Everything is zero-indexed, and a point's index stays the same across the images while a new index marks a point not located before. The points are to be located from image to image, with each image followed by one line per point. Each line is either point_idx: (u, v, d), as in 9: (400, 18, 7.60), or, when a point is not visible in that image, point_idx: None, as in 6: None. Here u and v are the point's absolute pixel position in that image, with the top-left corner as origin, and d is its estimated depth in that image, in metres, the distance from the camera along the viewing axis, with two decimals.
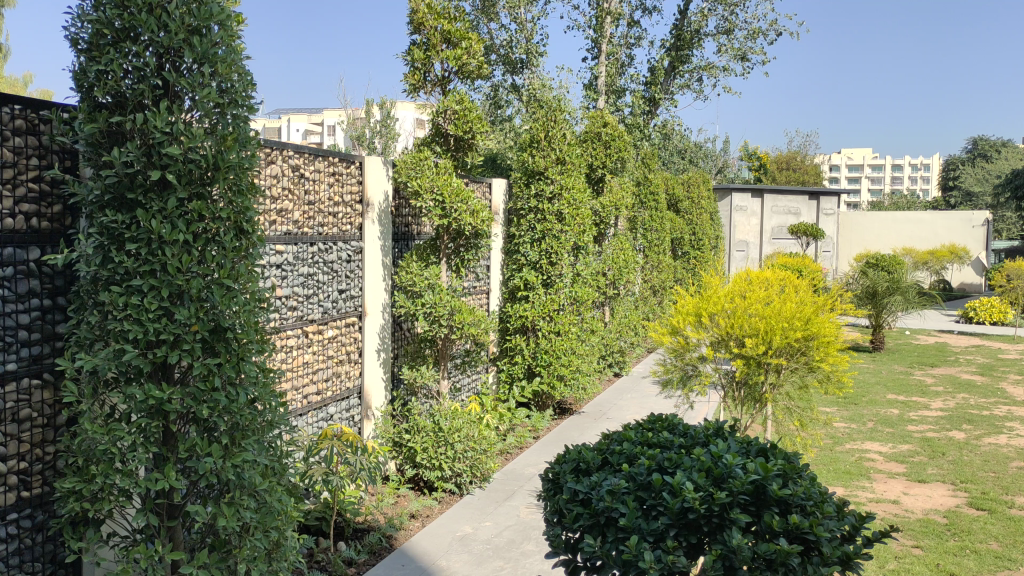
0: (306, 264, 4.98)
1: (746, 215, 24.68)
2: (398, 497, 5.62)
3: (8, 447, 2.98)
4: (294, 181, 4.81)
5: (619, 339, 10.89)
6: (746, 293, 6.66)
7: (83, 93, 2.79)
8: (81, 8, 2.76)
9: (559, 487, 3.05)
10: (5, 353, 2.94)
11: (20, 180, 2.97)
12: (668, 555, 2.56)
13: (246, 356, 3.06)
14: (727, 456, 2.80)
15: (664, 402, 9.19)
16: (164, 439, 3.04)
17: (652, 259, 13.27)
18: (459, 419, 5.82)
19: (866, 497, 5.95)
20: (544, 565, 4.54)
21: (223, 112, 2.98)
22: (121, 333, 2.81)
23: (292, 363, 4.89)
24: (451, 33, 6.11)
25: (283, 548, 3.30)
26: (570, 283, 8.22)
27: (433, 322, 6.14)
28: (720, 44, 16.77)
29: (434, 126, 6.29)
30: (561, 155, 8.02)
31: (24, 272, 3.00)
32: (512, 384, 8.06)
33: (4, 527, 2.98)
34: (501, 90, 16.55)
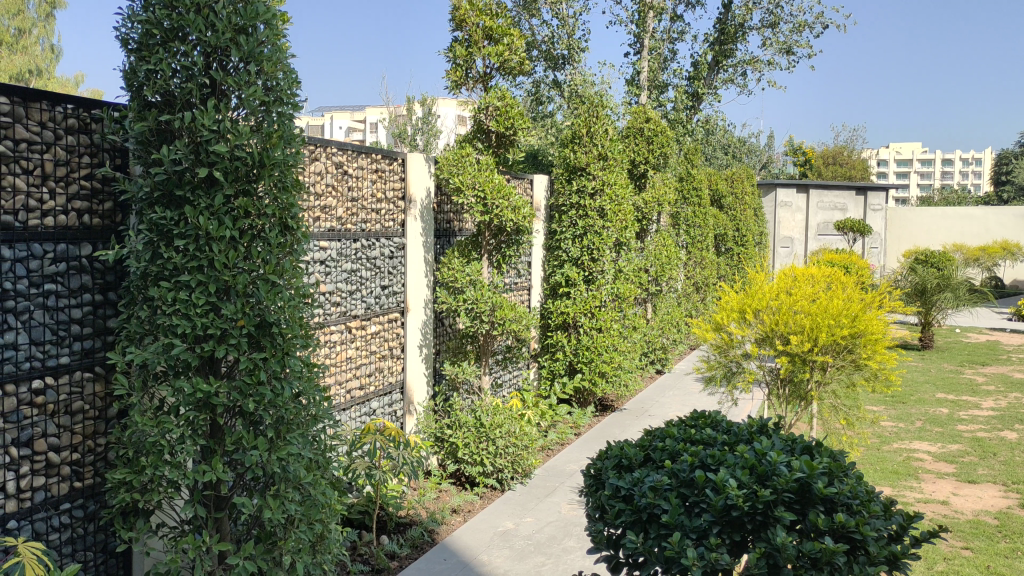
0: (349, 260, 5.03)
1: (791, 211, 24.30)
2: (439, 492, 5.65)
3: (62, 438, 3.06)
4: (337, 177, 4.85)
5: (661, 336, 10.82)
6: (791, 290, 6.57)
7: (133, 93, 2.86)
8: (132, 9, 2.82)
9: (601, 483, 3.05)
10: (58, 347, 3.01)
11: (72, 178, 3.04)
12: (711, 553, 2.54)
13: (291, 351, 3.10)
14: (771, 453, 2.77)
15: (706, 399, 9.12)
16: (211, 432, 3.09)
17: (695, 256, 13.16)
18: (500, 415, 5.85)
19: (914, 497, 5.85)
20: (585, 562, 4.53)
21: (269, 110, 3.01)
22: (170, 327, 2.86)
23: (336, 358, 4.95)
24: (493, 30, 6.12)
25: (327, 541, 3.35)
26: (612, 279, 8.18)
27: (475, 318, 6.16)
28: (765, 38, 16.56)
29: (475, 123, 6.31)
30: (603, 151, 7.98)
31: (76, 268, 3.07)
32: (554, 380, 8.06)
33: (57, 516, 3.06)
34: (543, 86, 16.56)
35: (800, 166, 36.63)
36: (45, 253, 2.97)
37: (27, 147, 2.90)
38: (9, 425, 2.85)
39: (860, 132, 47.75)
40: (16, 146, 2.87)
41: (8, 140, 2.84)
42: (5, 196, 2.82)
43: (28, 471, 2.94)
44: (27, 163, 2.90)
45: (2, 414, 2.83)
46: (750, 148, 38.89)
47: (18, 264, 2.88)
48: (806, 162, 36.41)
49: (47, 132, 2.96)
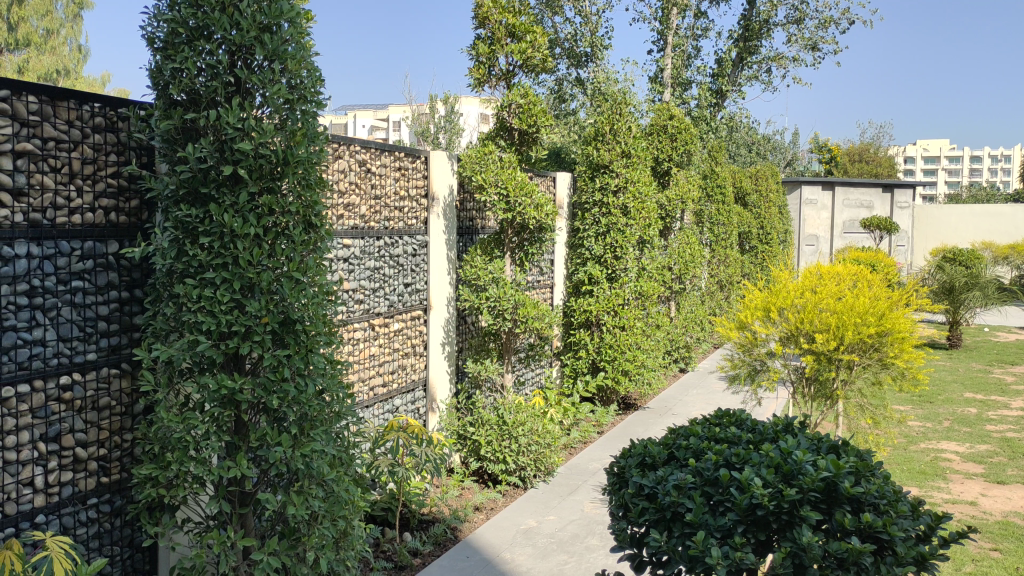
0: (373, 257, 5.04)
1: (816, 209, 24.17)
2: (462, 490, 5.65)
3: (89, 434, 3.09)
4: (361, 175, 4.86)
5: (685, 335, 10.77)
6: (816, 288, 6.52)
7: (159, 91, 2.88)
8: (158, 8, 2.84)
9: (624, 481, 3.03)
10: (86, 344, 3.05)
11: (99, 176, 3.07)
12: (736, 552, 2.52)
13: (314, 348, 3.11)
14: (797, 452, 2.74)
15: (730, 398, 9.07)
16: (236, 428, 3.11)
17: (719, 254, 13.08)
18: (523, 413, 5.84)
19: (942, 498, 5.78)
20: (609, 560, 4.52)
21: (293, 107, 3.02)
22: (195, 324, 2.88)
23: (359, 355, 4.96)
24: (516, 27, 6.11)
25: (350, 538, 3.36)
26: (635, 277, 8.15)
27: (497, 316, 6.15)
28: (790, 34, 16.44)
29: (498, 120, 6.30)
30: (626, 148, 7.95)
31: (103, 265, 3.10)
32: (576, 378, 8.05)
33: (85, 511, 3.09)
34: (565, 84, 16.53)
35: (825, 163, 36.28)
36: (72, 250, 3.00)
37: (55, 146, 2.93)
38: (37, 420, 2.88)
39: (886, 128, 47.28)
40: (45, 145, 2.90)
41: (36, 138, 2.87)
42: (34, 194, 2.85)
43: (56, 466, 2.97)
44: (55, 161, 2.93)
45: (30, 410, 2.86)
46: (775, 145, 38.63)
47: (46, 261, 2.90)
48: (832, 159, 36.07)
49: (75, 131, 2.99)
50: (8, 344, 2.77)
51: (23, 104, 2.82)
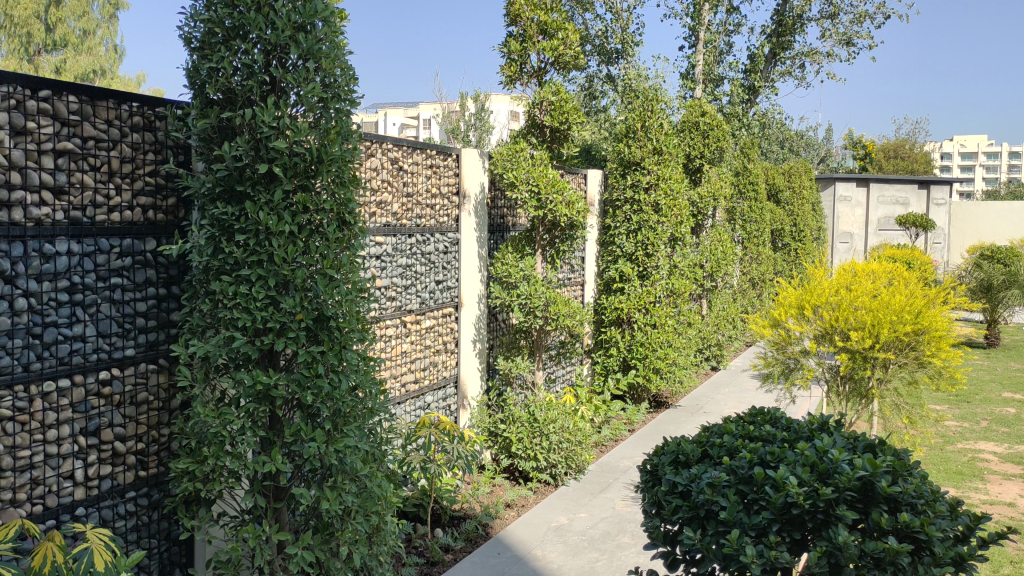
0: (405, 255, 5.07)
1: (850, 206, 24.02)
2: (493, 486, 5.67)
3: (127, 428, 3.14)
4: (393, 173, 4.89)
5: (716, 333, 10.71)
6: (851, 286, 6.46)
7: (196, 91, 2.92)
8: (194, 8, 2.88)
9: (657, 479, 3.03)
10: (124, 339, 3.10)
11: (137, 175, 3.12)
12: (770, 551, 2.50)
13: (348, 345, 3.13)
14: (833, 451, 2.71)
15: (763, 396, 9.01)
16: (271, 424, 3.14)
17: (751, 251, 13.01)
18: (554, 411, 5.84)
19: (980, 499, 5.69)
20: (640, 558, 4.51)
21: (326, 106, 3.05)
22: (231, 320, 2.92)
23: (392, 352, 4.99)
24: (548, 25, 6.11)
25: (383, 533, 3.40)
26: (667, 275, 8.11)
27: (528, 313, 6.15)
28: (825, 29, 16.27)
29: (530, 118, 6.30)
30: (658, 145, 7.90)
31: (141, 262, 3.15)
32: (607, 376, 8.05)
33: (123, 504, 3.14)
34: (596, 81, 16.53)
35: (860, 160, 35.84)
36: (112, 248, 3.04)
37: (95, 145, 2.98)
38: (78, 414, 2.93)
39: (922, 124, 46.64)
40: (85, 144, 2.94)
41: (76, 138, 2.91)
42: (74, 193, 2.90)
43: (96, 459, 3.02)
44: (95, 160, 2.98)
45: (71, 404, 2.91)
46: (808, 141, 38.26)
47: (86, 258, 2.95)
48: (867, 156, 35.64)
49: (113, 130, 3.03)
50: (49, 339, 2.82)
51: (64, 104, 2.86)
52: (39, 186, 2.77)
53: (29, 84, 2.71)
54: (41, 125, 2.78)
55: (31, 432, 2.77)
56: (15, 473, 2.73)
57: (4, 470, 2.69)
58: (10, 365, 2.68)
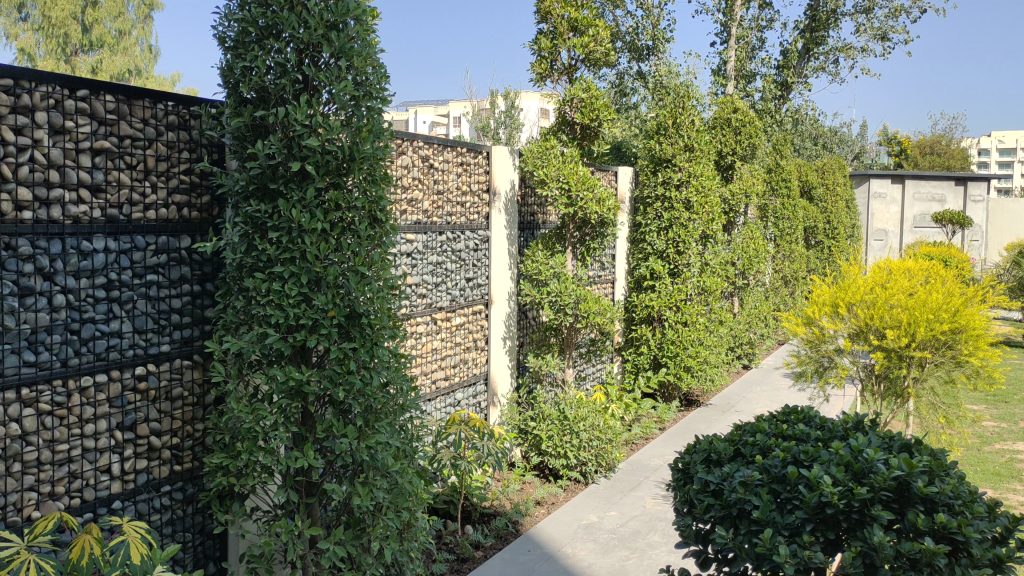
0: (435, 252, 5.08)
1: (886, 202, 23.66)
2: (523, 484, 5.67)
3: (162, 423, 3.18)
4: (424, 171, 4.91)
5: (749, 331, 10.61)
6: (887, 283, 6.38)
7: (230, 91, 2.95)
8: (229, 8, 2.91)
9: (689, 477, 3.01)
10: (160, 336, 3.14)
11: (173, 173, 3.16)
12: (804, 551, 2.48)
13: (379, 342, 3.15)
14: (868, 450, 2.67)
15: (795, 394, 8.92)
16: (303, 420, 3.16)
17: (784, 249, 12.88)
18: (584, 408, 5.81)
19: (1018, 500, 5.60)
20: (671, 557, 4.49)
21: (358, 104, 3.06)
22: (264, 317, 2.94)
23: (422, 348, 5.01)
24: (578, 21, 6.09)
25: (413, 529, 3.42)
26: (698, 272, 8.06)
27: (559, 311, 6.14)
28: (859, 24, 16.06)
29: (560, 115, 6.29)
30: (689, 141, 7.84)
31: (177, 259, 3.19)
32: (638, 374, 8.02)
33: (158, 498, 3.18)
34: (627, 77, 16.49)
35: (895, 156, 35.35)
36: (147, 245, 3.08)
37: (131, 143, 3.01)
38: (114, 409, 2.98)
39: (959, 120, 45.94)
40: (121, 143, 2.98)
41: (114, 136, 2.95)
42: (111, 190, 2.93)
43: (132, 454, 3.06)
44: (131, 158, 3.01)
45: (107, 399, 2.95)
46: (842, 137, 37.81)
47: (123, 255, 2.99)
48: (903, 152, 35.16)
49: (149, 129, 3.07)
50: (87, 335, 2.86)
51: (101, 103, 2.90)
52: (78, 184, 2.81)
53: (67, 84, 2.75)
54: (79, 124, 2.82)
55: (68, 426, 2.82)
56: (53, 466, 2.77)
57: (43, 464, 2.73)
58: (49, 360, 2.73)
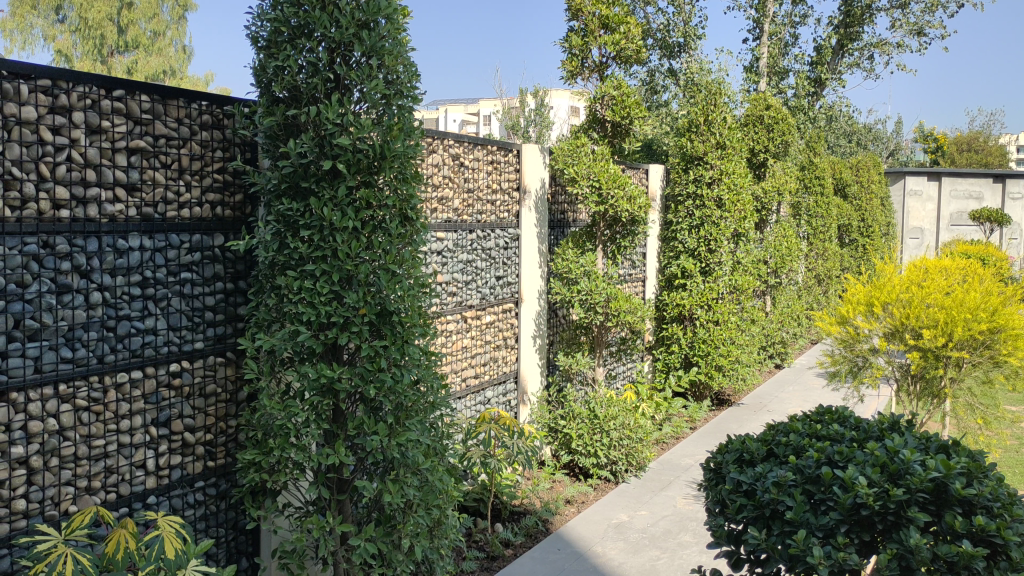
0: (465, 250, 5.09)
1: (921, 200, 23.38)
2: (553, 482, 5.67)
3: (196, 419, 3.22)
4: (454, 169, 4.91)
5: (781, 330, 10.52)
6: (923, 282, 6.28)
7: (262, 90, 2.98)
8: (261, 8, 2.93)
9: (721, 477, 2.98)
10: (194, 333, 3.18)
11: (206, 172, 3.20)
12: (839, 552, 2.45)
13: (410, 340, 3.15)
14: (905, 451, 2.64)
15: (829, 394, 8.83)
16: (334, 417, 3.19)
17: (817, 247, 12.73)
18: (614, 407, 5.78)
19: None
20: (703, 557, 4.45)
21: (389, 103, 3.07)
22: (296, 315, 2.96)
23: (452, 346, 5.02)
24: (609, 19, 6.05)
25: (444, 527, 3.43)
26: (730, 271, 7.99)
27: (589, 309, 6.12)
28: (895, 19, 15.84)
29: (590, 113, 6.26)
30: (721, 139, 7.77)
31: (210, 257, 3.23)
32: (669, 373, 7.98)
33: (192, 493, 3.22)
34: (658, 75, 16.42)
35: (931, 153, 34.83)
36: (182, 243, 3.11)
37: (166, 143, 3.05)
38: (149, 406, 3.02)
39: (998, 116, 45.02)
40: (157, 142, 3.01)
41: (149, 136, 2.98)
42: (146, 189, 2.97)
43: (166, 449, 3.10)
44: (166, 157, 3.05)
45: (143, 395, 2.99)
46: (877, 134, 37.34)
47: (158, 253, 3.03)
48: (939, 149, 34.62)
49: (184, 128, 3.11)
50: (123, 332, 2.90)
51: (137, 103, 2.94)
52: (113, 183, 2.84)
53: (103, 84, 2.79)
54: (115, 124, 2.85)
55: (105, 421, 2.85)
56: (90, 461, 2.81)
57: (80, 459, 2.77)
58: (86, 356, 2.77)
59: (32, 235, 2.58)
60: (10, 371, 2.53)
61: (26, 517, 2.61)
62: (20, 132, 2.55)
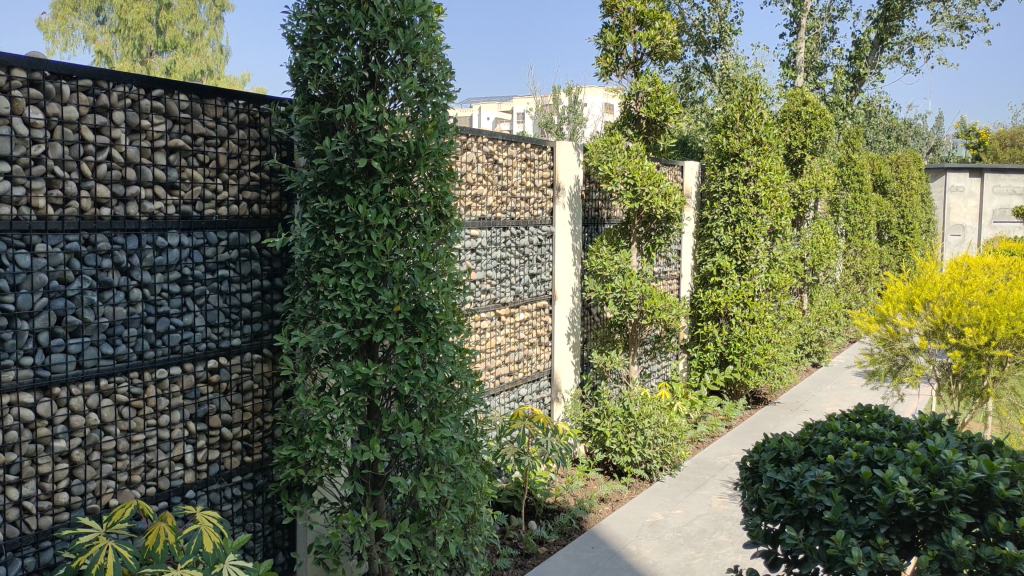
0: (500, 248, 5.09)
1: (963, 196, 23.02)
2: (587, 481, 5.65)
3: (234, 415, 3.26)
4: (488, 166, 4.92)
5: (819, 329, 10.40)
6: (965, 279, 6.17)
7: (298, 88, 3.00)
8: (297, 7, 2.95)
9: (758, 476, 2.95)
10: (231, 329, 3.22)
11: (243, 170, 3.23)
12: (878, 553, 2.42)
13: (444, 337, 3.16)
14: (946, 451, 2.59)
15: (867, 394, 8.71)
16: (369, 414, 3.21)
17: (856, 245, 12.56)
18: (649, 405, 5.75)
19: None
20: (739, 556, 4.41)
21: (424, 100, 3.07)
22: (331, 312, 2.98)
23: (486, 344, 5.03)
24: (644, 15, 6.01)
25: (478, 523, 3.44)
26: (767, 268, 7.91)
27: (623, 307, 6.10)
28: (936, 13, 15.58)
29: (625, 110, 6.23)
30: (758, 135, 7.69)
31: (247, 255, 3.26)
32: (703, 371, 7.93)
33: (230, 488, 3.25)
34: (693, 71, 16.33)
35: (973, 148, 34.20)
36: (219, 241, 3.15)
37: (204, 141, 3.08)
38: (187, 401, 3.06)
39: None
40: (195, 141, 3.05)
41: (187, 135, 3.02)
42: (184, 187, 3.00)
43: (205, 444, 3.14)
44: (204, 156, 3.09)
45: (181, 391, 3.03)
46: (917, 130, 36.76)
47: (196, 251, 3.06)
48: (980, 144, 34.00)
49: (221, 127, 3.14)
50: (162, 328, 2.94)
51: (176, 102, 2.97)
52: (153, 182, 2.88)
53: (142, 84, 2.82)
54: (155, 123, 2.89)
55: (144, 416, 2.89)
56: (130, 456, 2.85)
57: (121, 453, 2.81)
58: (126, 352, 2.81)
59: (74, 233, 2.63)
60: (54, 367, 2.58)
61: (69, 510, 2.66)
62: (62, 131, 2.60)
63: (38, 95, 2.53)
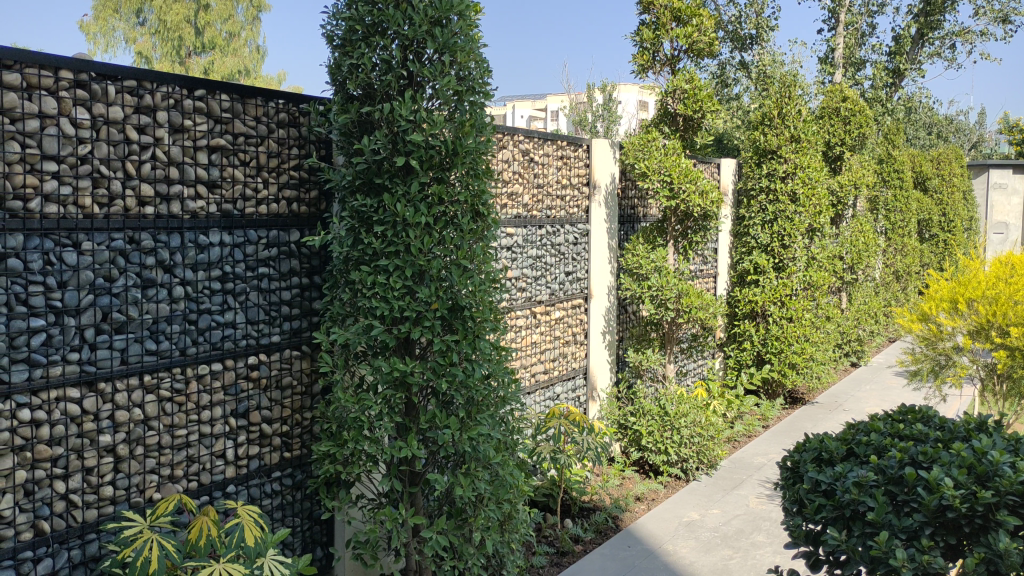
0: (535, 246, 5.09)
1: (1006, 193, 22.55)
2: (623, 479, 5.63)
3: (273, 411, 3.29)
4: (524, 164, 4.92)
5: (858, 328, 10.26)
6: (1010, 278, 6.05)
7: (337, 87, 3.03)
8: (336, 7, 2.98)
9: (798, 476, 2.91)
10: (271, 327, 3.26)
11: (283, 169, 3.27)
12: (923, 555, 2.39)
13: (481, 334, 3.17)
14: (993, 452, 2.54)
15: (908, 394, 8.58)
16: (406, 411, 3.23)
17: (896, 243, 12.37)
18: (685, 404, 5.73)
19: None
20: (777, 557, 4.37)
21: (461, 99, 3.07)
22: (369, 309, 3.01)
23: (522, 342, 5.03)
24: (681, 11, 5.97)
25: (514, 521, 3.44)
26: (805, 267, 7.82)
27: (659, 305, 6.06)
28: (979, 6, 15.29)
29: (662, 107, 6.19)
30: (796, 132, 7.62)
31: (287, 253, 3.30)
32: (740, 370, 7.86)
33: (269, 483, 3.29)
34: (728, 68, 16.17)
35: (1017, 144, 33.51)
36: (260, 239, 3.19)
37: (245, 141, 3.12)
38: (228, 397, 3.10)
39: None
40: (236, 140, 3.08)
41: (228, 134, 3.05)
42: (225, 186, 3.04)
43: (245, 440, 3.18)
44: (245, 155, 3.12)
45: (222, 387, 3.07)
46: (958, 126, 36.12)
47: (237, 248, 3.10)
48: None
49: (261, 126, 3.18)
50: (203, 325, 2.98)
51: (217, 102, 3.01)
52: (195, 181, 2.93)
53: (185, 84, 2.86)
54: (197, 123, 2.93)
55: (187, 412, 2.94)
56: (173, 450, 2.90)
57: (164, 448, 2.86)
58: (169, 348, 2.86)
59: (119, 231, 2.67)
60: (99, 362, 2.63)
61: (114, 504, 2.71)
62: (107, 131, 2.64)
63: (84, 95, 2.57)
